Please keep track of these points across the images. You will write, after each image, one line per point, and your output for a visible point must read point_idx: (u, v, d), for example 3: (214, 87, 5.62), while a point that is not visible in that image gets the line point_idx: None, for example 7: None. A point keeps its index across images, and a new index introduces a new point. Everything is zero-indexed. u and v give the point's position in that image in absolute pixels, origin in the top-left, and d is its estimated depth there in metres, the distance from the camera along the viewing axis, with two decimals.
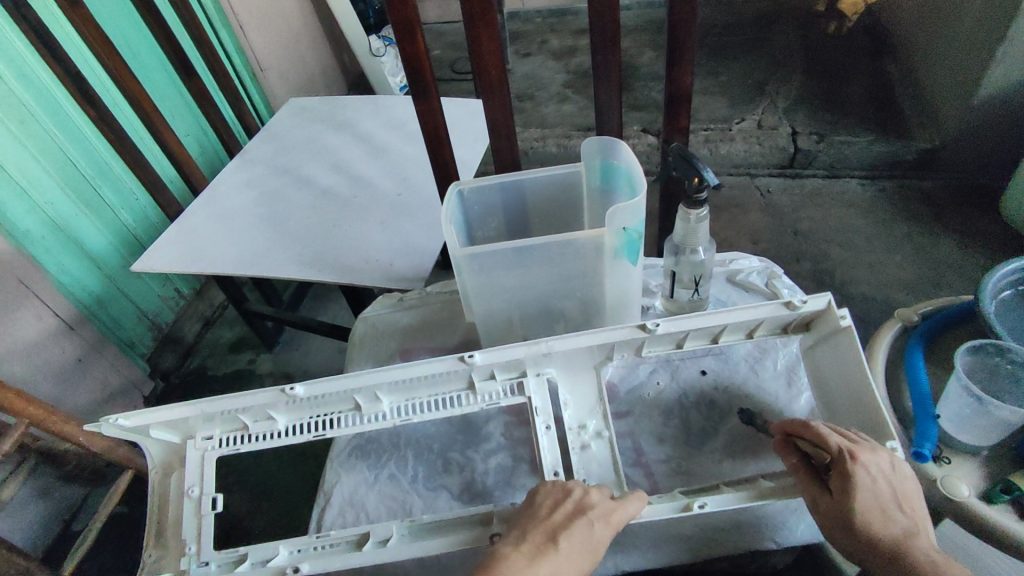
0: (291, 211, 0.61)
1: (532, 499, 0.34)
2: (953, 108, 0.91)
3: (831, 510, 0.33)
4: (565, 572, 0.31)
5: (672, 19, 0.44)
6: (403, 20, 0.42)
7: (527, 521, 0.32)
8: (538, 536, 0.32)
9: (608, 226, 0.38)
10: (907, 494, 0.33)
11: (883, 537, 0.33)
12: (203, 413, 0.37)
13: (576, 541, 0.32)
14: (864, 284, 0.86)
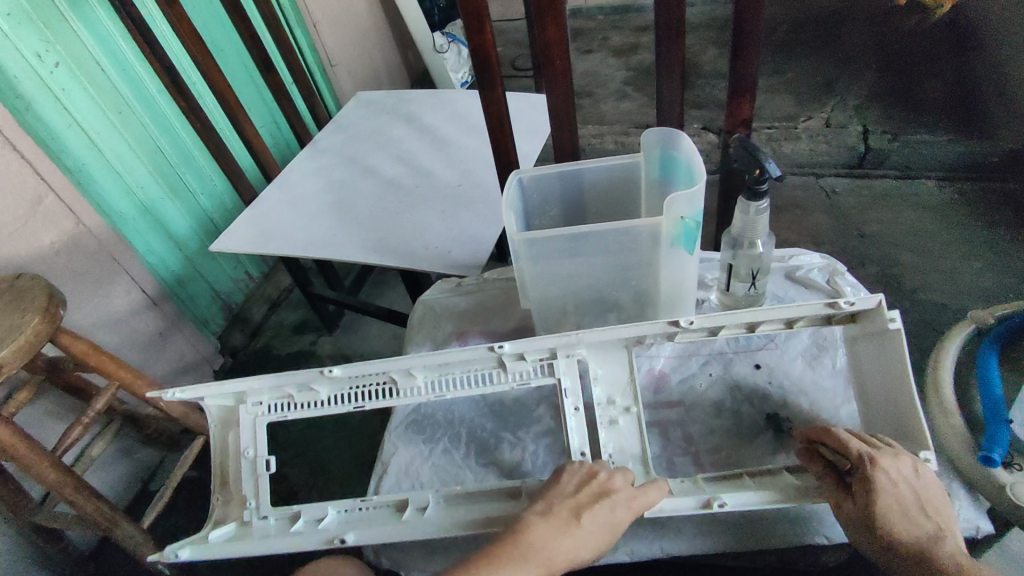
0: (356, 200, 0.64)
1: (559, 477, 0.34)
2: None
3: (853, 514, 0.33)
4: (585, 548, 0.32)
5: (739, 9, 0.44)
6: (474, 12, 0.43)
7: (553, 495, 0.33)
8: (565, 510, 0.32)
9: (665, 215, 0.38)
10: (933, 500, 0.32)
11: (907, 542, 0.32)
12: (255, 385, 0.38)
13: (598, 520, 0.32)
14: (938, 292, 0.81)
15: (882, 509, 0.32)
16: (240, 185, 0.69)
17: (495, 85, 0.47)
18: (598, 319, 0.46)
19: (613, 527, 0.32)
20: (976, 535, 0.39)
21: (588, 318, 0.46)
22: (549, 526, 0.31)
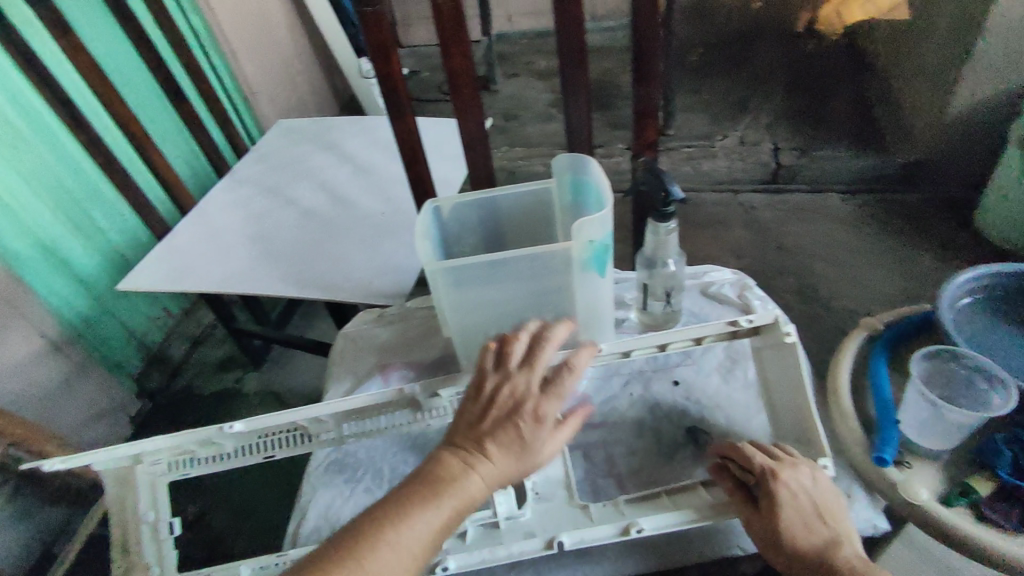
0: (277, 230, 0.63)
1: (462, 408, 0.36)
2: (928, 124, 0.97)
3: (761, 530, 0.35)
4: (500, 466, 0.33)
5: (637, 35, 0.46)
6: (379, 42, 0.43)
7: (457, 425, 0.35)
8: (470, 440, 0.33)
9: (575, 239, 0.39)
10: (830, 508, 0.35)
11: (808, 551, 0.34)
12: (153, 446, 0.37)
13: (504, 442, 0.33)
14: (847, 297, 0.89)
15: (784, 518, 0.34)
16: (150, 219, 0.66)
17: (405, 115, 0.47)
18: None
19: (517, 432, 0.33)
20: (875, 535, 0.41)
21: None
22: (457, 455, 0.33)
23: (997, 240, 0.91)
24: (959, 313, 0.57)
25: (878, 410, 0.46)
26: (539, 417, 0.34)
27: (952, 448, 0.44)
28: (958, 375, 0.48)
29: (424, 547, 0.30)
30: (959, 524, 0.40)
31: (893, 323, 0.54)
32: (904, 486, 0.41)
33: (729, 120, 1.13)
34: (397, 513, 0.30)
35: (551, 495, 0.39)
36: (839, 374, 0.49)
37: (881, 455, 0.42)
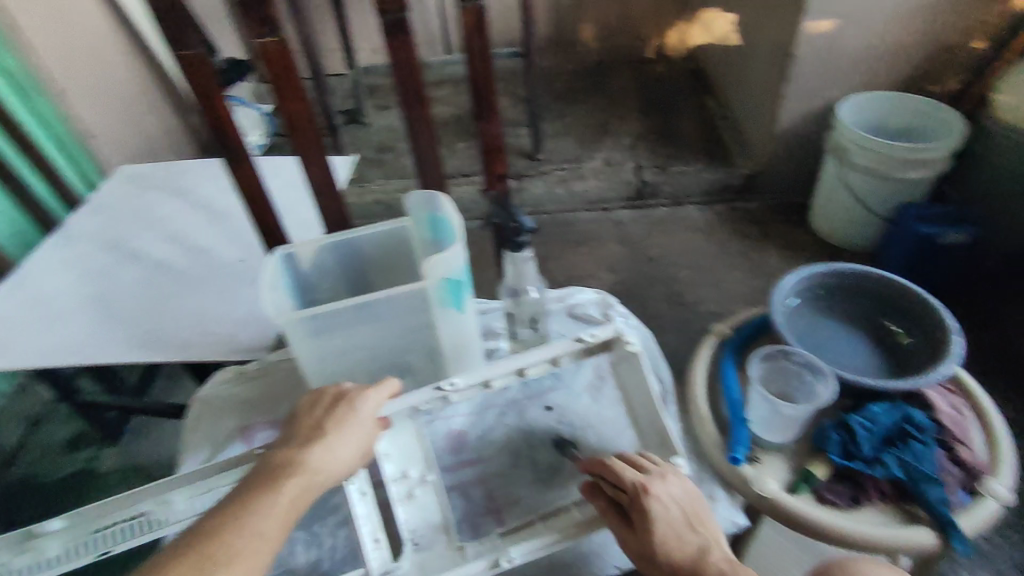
0: (116, 296, 0.85)
1: (298, 414, 0.59)
2: (760, 138, 1.56)
3: (636, 544, 0.57)
4: (344, 434, 0.57)
5: (476, 76, 0.76)
6: (201, 82, 0.67)
7: (299, 419, 0.58)
8: (308, 427, 0.57)
9: (432, 275, 0.65)
10: (695, 517, 0.58)
11: (683, 558, 0.56)
12: (9, 545, 0.59)
13: (337, 417, 0.58)
14: (711, 302, 1.42)
15: (665, 528, 0.56)
16: None
17: (239, 156, 0.73)
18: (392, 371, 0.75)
19: (346, 430, 0.58)
20: (736, 528, 0.77)
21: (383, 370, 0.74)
22: (302, 446, 0.55)
23: (835, 237, 1.51)
24: (792, 309, 1.02)
25: (731, 409, 0.87)
26: (358, 408, 0.60)
27: (792, 434, 0.84)
28: (790, 369, 0.90)
29: (282, 507, 0.51)
30: (800, 507, 0.77)
31: (736, 332, 0.98)
32: (754, 477, 0.79)
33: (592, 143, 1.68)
34: (259, 497, 0.51)
35: (428, 544, 0.63)
36: (695, 385, 0.91)
37: (734, 455, 0.81)
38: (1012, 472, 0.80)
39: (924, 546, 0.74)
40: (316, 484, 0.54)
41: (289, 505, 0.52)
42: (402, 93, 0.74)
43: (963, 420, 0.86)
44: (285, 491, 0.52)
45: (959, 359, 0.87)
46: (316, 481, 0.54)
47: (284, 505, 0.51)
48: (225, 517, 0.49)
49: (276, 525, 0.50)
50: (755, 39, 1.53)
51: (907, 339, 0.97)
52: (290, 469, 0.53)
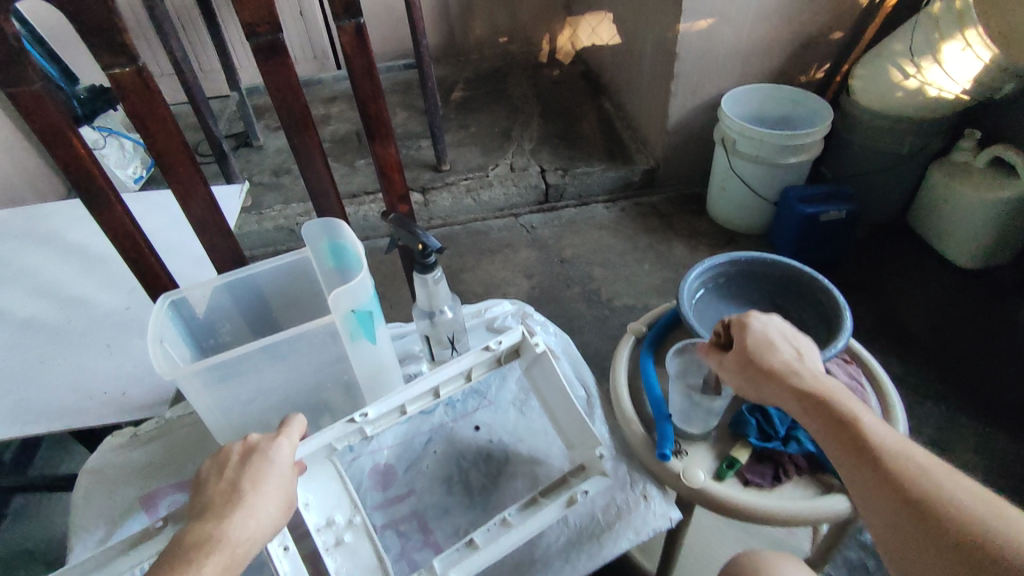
0: (188, 301, 0.97)
1: (206, 481, 0.71)
2: (860, 149, 2.04)
3: (739, 358, 0.85)
4: (264, 497, 0.70)
5: (360, 92, 0.92)
6: (291, 79, 0.86)
7: (207, 486, 0.70)
8: (220, 495, 0.69)
9: (334, 304, 0.86)
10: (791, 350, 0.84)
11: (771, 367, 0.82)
12: None
13: (252, 472, 0.71)
14: (653, 303, 2.11)
15: (762, 344, 0.84)
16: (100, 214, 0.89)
17: (324, 172, 0.98)
18: (319, 397, 1.00)
19: (264, 486, 0.71)
20: (671, 521, 0.87)
21: (306, 399, 0.99)
22: (214, 513, 0.67)
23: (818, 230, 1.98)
24: (698, 301, 1.19)
25: (655, 405, 0.97)
26: (274, 458, 0.74)
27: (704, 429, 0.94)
28: None
29: (253, 538, 0.67)
30: (740, 497, 0.86)
31: (654, 324, 1.12)
32: (682, 472, 0.89)
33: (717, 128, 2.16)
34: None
35: None
36: (621, 392, 1.01)
37: (662, 451, 0.89)
38: (903, 420, 0.96)
39: (840, 512, 0.84)
40: (237, 558, 0.65)
41: None
42: (372, 125, 0.96)
43: (860, 388, 1.01)
44: (209, 570, 0.63)
45: (849, 332, 1.03)
46: (236, 555, 0.65)
47: None
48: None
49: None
50: (882, 52, 1.88)
51: (789, 309, 1.15)
52: (213, 548, 0.64)
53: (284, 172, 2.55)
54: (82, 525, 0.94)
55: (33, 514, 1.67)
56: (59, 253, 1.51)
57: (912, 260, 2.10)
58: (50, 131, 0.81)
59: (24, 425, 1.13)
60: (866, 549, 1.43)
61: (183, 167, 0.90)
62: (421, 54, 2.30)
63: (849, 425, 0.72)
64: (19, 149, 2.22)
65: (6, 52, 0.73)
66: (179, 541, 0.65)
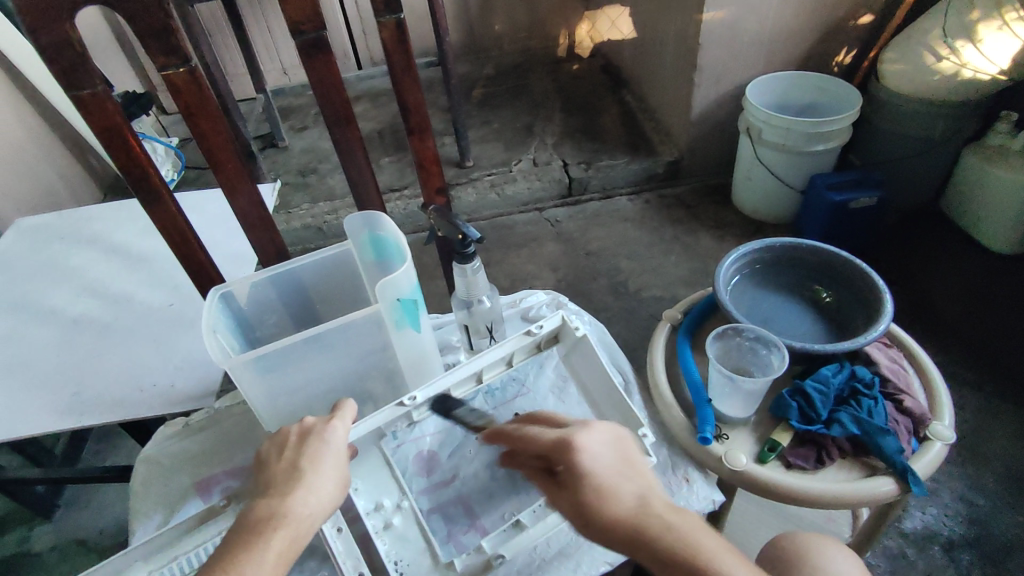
0: (236, 294, 1.00)
1: (267, 461, 0.74)
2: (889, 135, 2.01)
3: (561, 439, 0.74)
4: (322, 474, 0.73)
5: (399, 86, 0.94)
6: (335, 76, 0.89)
7: (268, 466, 0.73)
8: (281, 472, 0.72)
9: (381, 294, 0.89)
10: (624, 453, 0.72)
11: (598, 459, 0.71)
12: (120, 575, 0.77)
13: (309, 450, 0.74)
14: (680, 294, 2.11)
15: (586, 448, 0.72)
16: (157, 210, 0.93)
17: (364, 165, 1.00)
18: (364, 387, 1.03)
19: (322, 465, 0.73)
20: (715, 503, 0.87)
21: (351, 389, 1.02)
22: (277, 489, 0.70)
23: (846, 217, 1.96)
24: (734, 287, 1.19)
25: (696, 391, 0.98)
26: (330, 440, 0.76)
27: (745, 414, 0.95)
28: (744, 347, 1.00)
29: (315, 513, 0.69)
30: (780, 478, 0.87)
31: (689, 311, 1.13)
32: (725, 455, 0.90)
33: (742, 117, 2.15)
34: (249, 548, 0.64)
35: (417, 564, 0.83)
36: (660, 378, 1.03)
37: (703, 435, 0.91)
38: (949, 403, 0.96)
39: (885, 494, 0.85)
40: (302, 532, 0.68)
41: (277, 556, 0.65)
42: (411, 119, 0.98)
43: (902, 371, 1.01)
44: (277, 544, 0.65)
45: (889, 316, 1.03)
46: (301, 529, 0.68)
47: (275, 554, 0.65)
48: (236, 554, 0.64)
49: (266, 566, 0.63)
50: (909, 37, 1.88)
51: (824, 291, 1.17)
52: (279, 522, 0.67)
53: (311, 172, 2.59)
54: (142, 511, 0.98)
55: (84, 505, 1.74)
56: (104, 253, 1.56)
57: (945, 246, 2.07)
58: (110, 131, 0.84)
59: (80, 417, 1.18)
60: (905, 536, 1.42)
61: (231, 165, 0.93)
62: (443, 52, 2.32)
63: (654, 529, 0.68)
64: (58, 156, 2.29)
65: (70, 56, 0.77)
66: (246, 516, 0.68)
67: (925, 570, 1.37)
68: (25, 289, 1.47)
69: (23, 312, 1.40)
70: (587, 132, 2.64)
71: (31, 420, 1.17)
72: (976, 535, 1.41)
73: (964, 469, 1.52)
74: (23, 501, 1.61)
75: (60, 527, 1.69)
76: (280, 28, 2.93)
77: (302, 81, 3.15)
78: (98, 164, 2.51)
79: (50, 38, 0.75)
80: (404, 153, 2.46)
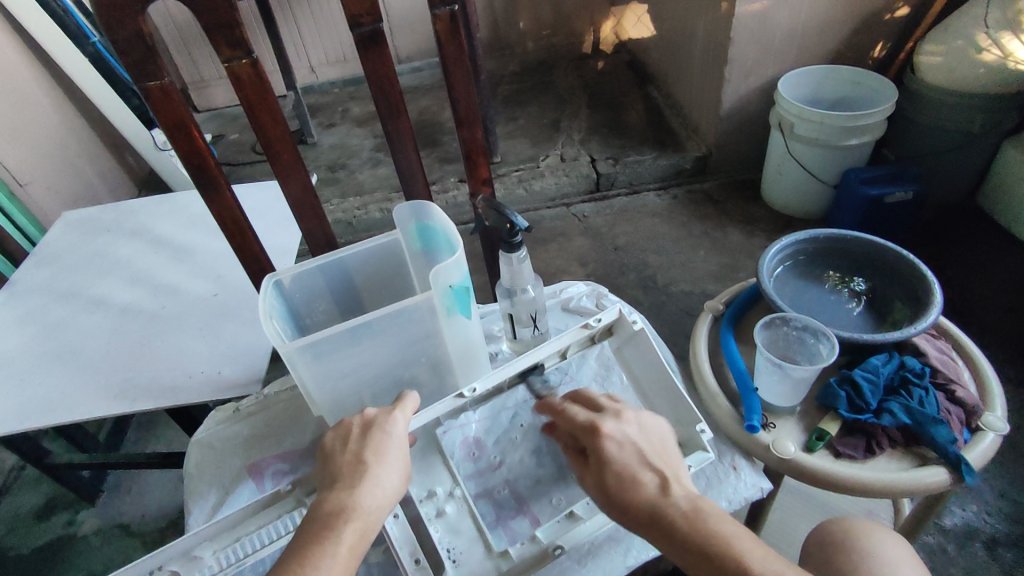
0: (288, 282, 1.02)
1: (333, 454, 0.78)
2: (923, 131, 1.98)
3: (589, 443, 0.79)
4: (389, 465, 0.76)
5: (450, 78, 0.97)
6: (387, 68, 0.91)
7: (334, 459, 0.77)
8: (347, 465, 0.76)
9: (436, 282, 0.91)
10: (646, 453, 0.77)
11: (623, 466, 0.76)
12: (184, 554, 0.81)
13: (373, 442, 0.77)
14: (709, 289, 2.10)
15: (615, 458, 0.76)
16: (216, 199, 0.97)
17: (412, 156, 1.02)
18: (410, 377, 1.04)
19: (386, 458, 0.76)
20: (762, 491, 0.87)
21: (395, 377, 1.03)
22: (345, 484, 0.74)
23: (880, 213, 1.95)
24: (776, 280, 1.20)
25: (742, 381, 0.98)
26: (393, 432, 0.79)
27: (792, 402, 0.95)
28: (790, 336, 1.01)
29: (384, 507, 0.74)
30: (828, 466, 0.88)
31: (731, 303, 1.14)
32: (772, 444, 0.90)
33: (773, 111, 2.13)
34: (323, 544, 0.69)
35: (471, 553, 0.85)
36: (705, 368, 1.03)
37: (750, 423, 0.92)
38: (1001, 394, 0.95)
39: (935, 484, 0.85)
40: (371, 525, 0.72)
41: (349, 550, 0.70)
42: (459, 110, 1.00)
43: (951, 362, 1.00)
44: (348, 538, 0.70)
45: (939, 307, 1.02)
46: (369, 522, 0.72)
47: (347, 547, 0.70)
48: (310, 546, 0.69)
49: (339, 558, 0.68)
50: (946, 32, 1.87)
51: (858, 282, 1.17)
52: (349, 516, 0.71)
53: (340, 167, 2.63)
54: (197, 491, 1.01)
55: (126, 491, 1.79)
56: (147, 244, 1.60)
57: (982, 241, 2.04)
58: (175, 122, 0.88)
59: (131, 402, 1.21)
60: (944, 532, 1.41)
61: (286, 154, 0.96)
62: (472, 47, 2.34)
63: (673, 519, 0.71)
64: (97, 152, 2.35)
65: (139, 49, 0.80)
66: (318, 510, 0.72)
67: (966, 568, 1.36)
68: (73, 279, 1.51)
69: (73, 301, 1.45)
70: (614, 127, 2.64)
71: (84, 404, 1.21)
72: (1019, 533, 1.39)
73: (1004, 466, 1.50)
74: (70, 486, 1.67)
75: (103, 512, 1.74)
76: (308, 25, 2.97)
77: (330, 78, 3.19)
78: (133, 161, 2.58)
79: (123, 33, 0.78)
80: (432, 149, 2.48)
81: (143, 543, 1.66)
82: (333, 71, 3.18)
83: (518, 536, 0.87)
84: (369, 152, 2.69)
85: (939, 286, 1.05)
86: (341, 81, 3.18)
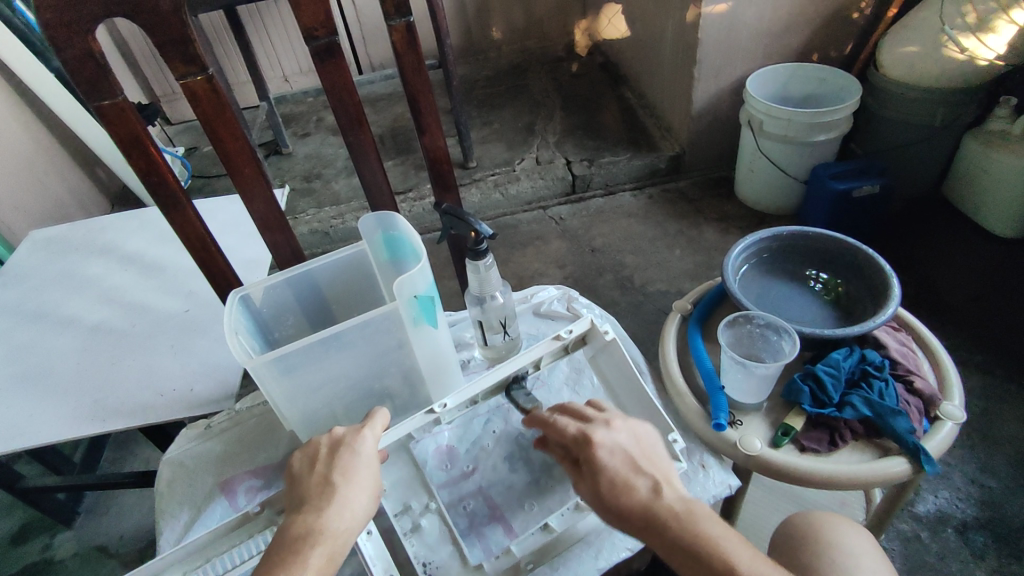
0: (255, 294, 1.02)
1: (303, 475, 0.78)
2: (886, 125, 2.03)
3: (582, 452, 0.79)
4: (358, 486, 0.76)
5: (411, 88, 0.98)
6: (345, 79, 0.91)
7: (302, 482, 0.77)
8: (315, 487, 0.75)
9: (401, 293, 0.91)
10: (644, 459, 0.77)
11: (618, 474, 0.75)
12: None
13: (340, 464, 0.78)
14: (684, 286, 2.12)
15: (613, 474, 0.75)
16: (178, 215, 0.97)
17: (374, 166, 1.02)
18: (382, 391, 1.04)
19: (354, 479, 0.76)
20: (730, 488, 0.87)
21: (365, 391, 1.03)
22: (311, 508, 0.73)
23: (847, 208, 1.98)
24: (743, 278, 1.22)
25: (709, 381, 1.00)
26: (361, 452, 0.80)
27: (755, 399, 0.97)
28: (754, 332, 1.03)
29: (350, 534, 0.73)
30: (793, 462, 0.89)
31: (697, 304, 1.15)
32: (739, 441, 0.92)
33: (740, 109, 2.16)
34: (291, 567, 0.69)
35: (444, 565, 0.85)
36: (676, 369, 1.04)
37: (716, 422, 0.93)
38: (959, 384, 0.97)
39: (897, 474, 0.87)
40: (339, 547, 0.72)
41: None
42: (421, 119, 1.01)
43: (911, 353, 1.03)
44: (315, 561, 0.69)
45: (899, 300, 1.04)
46: (337, 545, 0.72)
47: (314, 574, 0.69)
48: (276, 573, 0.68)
49: None
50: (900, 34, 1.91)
51: (828, 278, 1.19)
52: (316, 539, 0.71)
53: (315, 177, 2.62)
54: (168, 511, 1.00)
55: (104, 511, 1.76)
56: (118, 261, 1.59)
57: (947, 231, 2.09)
58: (133, 140, 0.88)
59: (102, 422, 1.19)
60: (917, 520, 1.44)
61: (248, 169, 0.96)
62: (443, 53, 2.34)
63: (658, 512, 0.72)
64: (65, 169, 2.31)
65: (91, 68, 0.80)
66: (286, 533, 0.72)
67: (939, 554, 1.38)
68: (42, 298, 1.49)
69: (41, 321, 1.43)
70: (587, 128, 2.67)
71: (53, 427, 1.19)
72: (989, 517, 1.42)
73: (973, 451, 1.54)
74: (45, 509, 1.64)
75: (81, 534, 1.71)
76: (280, 35, 2.95)
77: (304, 87, 3.17)
78: (105, 176, 2.54)
79: (72, 52, 0.78)
80: (407, 156, 2.48)
81: (122, 563, 1.64)
82: (307, 81, 3.17)
83: (494, 549, 0.88)
84: (344, 160, 2.68)
85: (897, 280, 1.08)
86: (315, 90, 3.17)
